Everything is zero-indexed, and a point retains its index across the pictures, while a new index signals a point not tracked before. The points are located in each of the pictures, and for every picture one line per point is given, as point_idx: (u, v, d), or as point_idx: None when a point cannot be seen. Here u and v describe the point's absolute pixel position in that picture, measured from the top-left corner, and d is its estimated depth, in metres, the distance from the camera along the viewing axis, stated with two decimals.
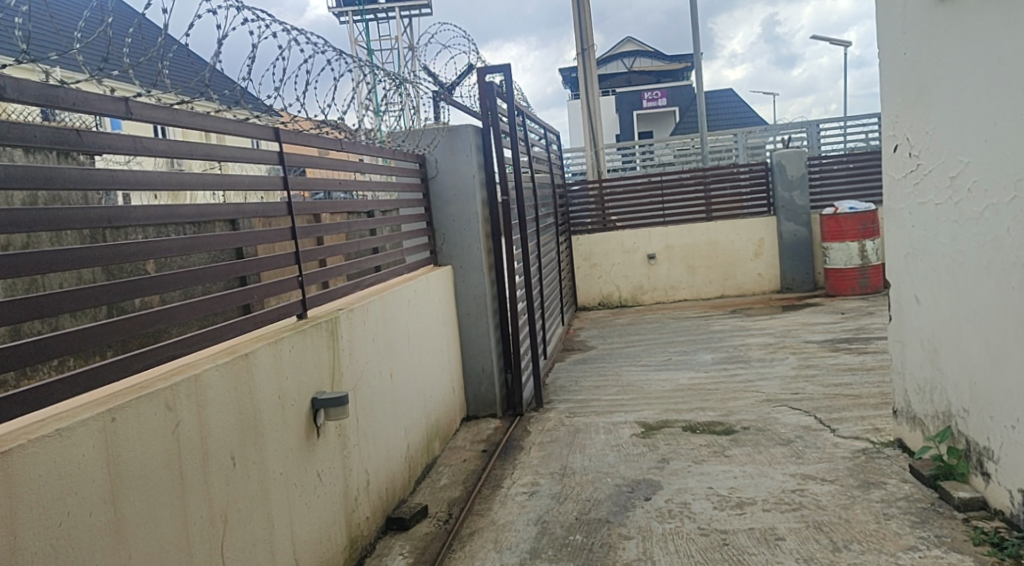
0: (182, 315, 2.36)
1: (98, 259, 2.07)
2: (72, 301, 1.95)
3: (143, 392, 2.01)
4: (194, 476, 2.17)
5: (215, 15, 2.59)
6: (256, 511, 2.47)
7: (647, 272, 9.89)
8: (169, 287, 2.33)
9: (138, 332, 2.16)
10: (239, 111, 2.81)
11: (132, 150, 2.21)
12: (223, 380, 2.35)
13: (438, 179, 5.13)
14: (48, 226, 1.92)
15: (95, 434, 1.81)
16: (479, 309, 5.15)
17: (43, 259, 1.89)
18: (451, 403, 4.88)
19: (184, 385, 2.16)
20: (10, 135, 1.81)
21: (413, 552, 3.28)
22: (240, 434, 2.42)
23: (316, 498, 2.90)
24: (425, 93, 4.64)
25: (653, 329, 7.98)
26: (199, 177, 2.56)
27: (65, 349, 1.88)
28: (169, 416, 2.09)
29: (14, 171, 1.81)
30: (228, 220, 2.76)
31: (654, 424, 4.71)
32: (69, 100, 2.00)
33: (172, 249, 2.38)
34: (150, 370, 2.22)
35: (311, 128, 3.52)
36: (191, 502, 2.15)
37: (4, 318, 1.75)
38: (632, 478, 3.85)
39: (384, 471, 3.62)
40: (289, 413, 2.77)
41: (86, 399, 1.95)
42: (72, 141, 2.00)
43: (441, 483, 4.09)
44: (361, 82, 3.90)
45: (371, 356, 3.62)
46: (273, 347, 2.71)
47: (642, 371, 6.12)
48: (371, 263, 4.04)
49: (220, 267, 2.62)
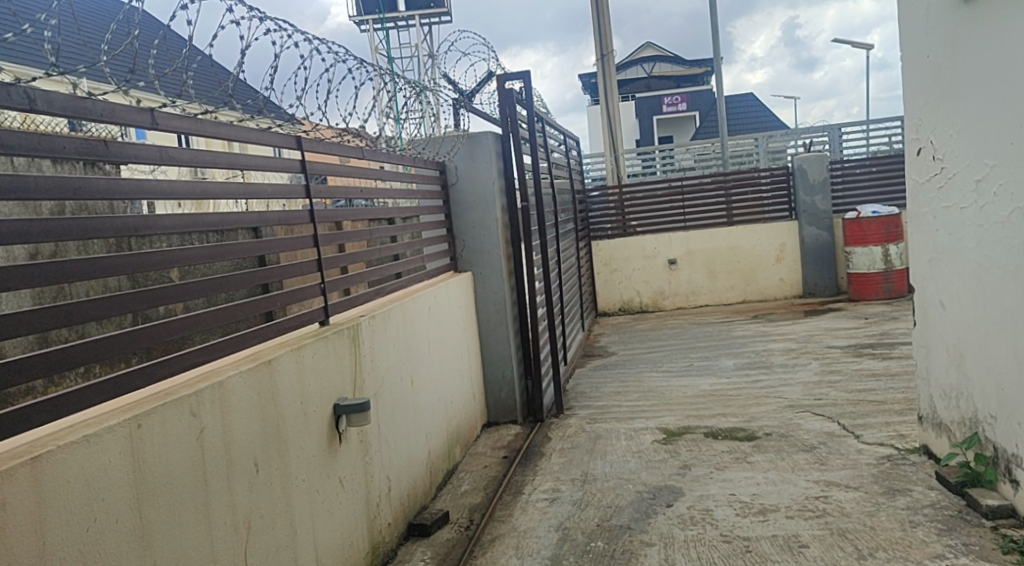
0: (206, 323, 2.39)
1: (125, 266, 2.10)
2: (98, 308, 1.98)
3: (169, 399, 2.03)
4: (218, 483, 2.19)
5: (237, 26, 2.63)
6: (279, 517, 2.49)
7: (668, 277, 9.86)
8: (194, 294, 2.36)
9: (162, 340, 2.18)
10: (262, 120, 2.84)
11: (158, 160, 2.23)
12: (246, 387, 2.38)
13: (458, 186, 5.15)
14: (77, 235, 1.96)
15: (121, 441, 1.83)
16: (499, 316, 5.16)
17: (70, 268, 1.92)
18: (472, 409, 4.88)
19: (208, 392, 2.18)
20: (40, 148, 1.84)
21: (434, 558, 3.29)
22: (263, 441, 2.45)
23: (338, 503, 2.92)
24: (445, 100, 4.68)
25: (674, 335, 7.94)
26: (222, 186, 2.58)
27: (91, 357, 1.91)
28: (193, 421, 2.11)
29: (45, 182, 1.85)
30: (251, 228, 2.79)
31: (676, 430, 4.69)
32: (97, 111, 2.03)
33: (196, 257, 2.41)
34: (175, 377, 2.25)
35: (333, 137, 3.53)
36: (214, 508, 2.16)
37: (34, 325, 1.78)
38: (654, 485, 3.83)
39: (406, 477, 3.63)
40: (312, 420, 2.79)
41: (112, 407, 1.97)
42: (99, 152, 2.02)
43: (462, 490, 4.09)
44: (382, 90, 3.93)
45: (392, 362, 3.64)
46: (296, 354, 2.73)
47: (663, 377, 6.09)
48: (392, 269, 4.06)
49: (243, 274, 2.65)
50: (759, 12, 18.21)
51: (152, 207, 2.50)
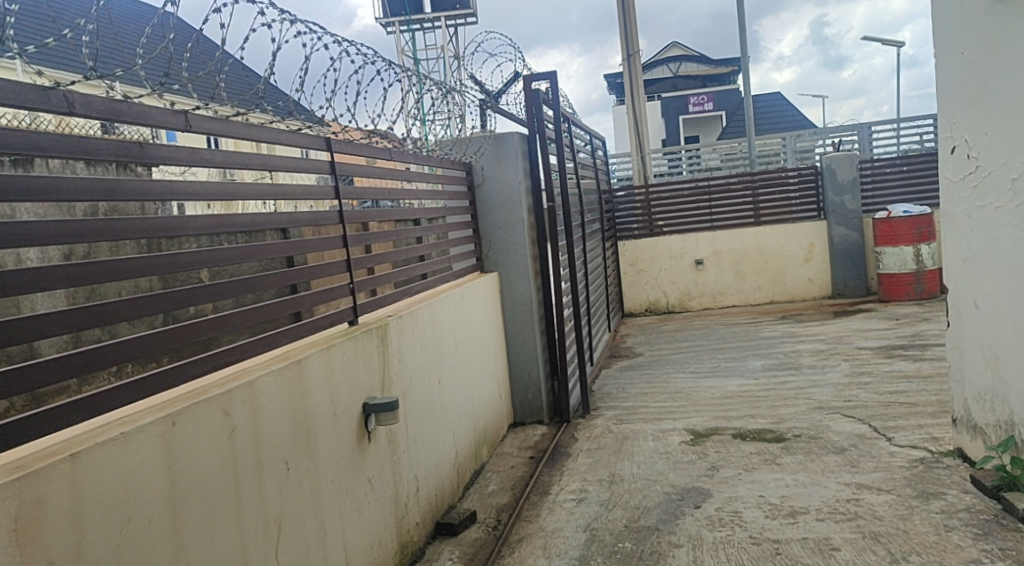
0: (236, 323, 2.42)
1: (156, 267, 2.13)
2: (130, 309, 2.01)
3: (201, 398, 2.06)
4: (249, 482, 2.21)
5: (270, 29, 2.66)
6: (308, 516, 2.51)
7: (694, 277, 9.80)
8: (223, 295, 2.39)
9: (193, 339, 2.21)
10: (292, 122, 2.87)
11: (191, 161, 2.27)
12: (277, 387, 2.40)
13: (485, 186, 5.16)
14: (111, 236, 1.99)
15: (155, 440, 1.86)
16: (525, 316, 5.16)
17: (103, 269, 1.95)
18: (498, 409, 4.89)
19: (239, 391, 2.21)
20: (75, 151, 1.87)
21: (462, 558, 3.29)
22: (293, 440, 2.47)
23: (366, 503, 2.94)
24: (471, 101, 4.69)
25: (701, 335, 7.90)
26: (252, 187, 2.61)
27: (123, 356, 1.94)
28: (225, 421, 2.14)
29: (81, 184, 1.88)
30: (279, 230, 2.83)
31: (704, 431, 4.66)
32: (132, 113, 2.06)
33: (226, 257, 2.44)
34: (207, 376, 2.28)
35: (361, 138, 3.55)
36: (245, 507, 2.19)
37: (68, 325, 1.81)
38: (682, 486, 3.81)
39: (433, 477, 3.64)
40: (341, 420, 2.81)
41: (146, 405, 2.00)
42: (134, 154, 2.05)
43: (489, 490, 4.09)
44: (410, 91, 3.95)
45: (419, 362, 3.65)
46: (325, 354, 2.75)
47: (691, 378, 6.06)
48: (418, 270, 4.08)
49: (272, 275, 2.68)
50: (787, 10, 18.05)
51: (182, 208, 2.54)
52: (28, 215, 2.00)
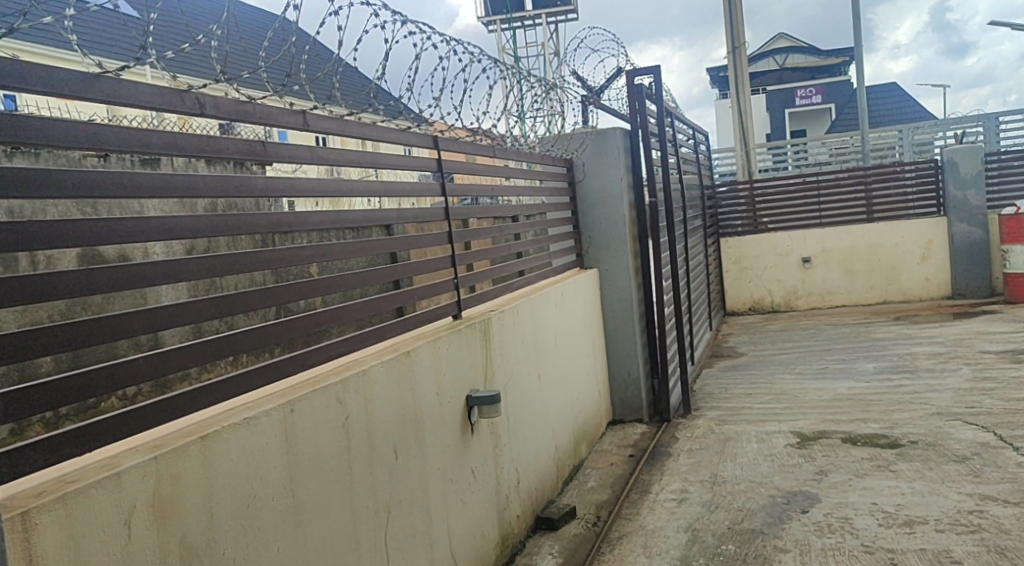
0: (344, 316, 2.51)
1: (272, 261, 2.24)
2: (249, 300, 2.12)
3: (318, 385, 2.15)
4: (361, 468, 2.29)
5: (383, 30, 2.75)
6: (416, 503, 2.58)
7: (801, 276, 9.49)
8: (333, 289, 2.48)
9: (306, 331, 2.31)
10: (402, 121, 2.96)
11: (308, 159, 2.38)
12: (387, 376, 2.48)
13: (585, 182, 5.15)
14: (231, 231, 2.11)
15: (277, 423, 1.95)
16: (625, 313, 5.13)
17: (226, 262, 2.07)
18: (598, 406, 4.88)
19: (353, 379, 2.29)
20: (209, 149, 1.96)
21: (562, 552, 3.31)
22: (402, 429, 2.54)
23: (470, 493, 2.99)
24: (573, 97, 4.70)
25: (808, 336, 7.64)
26: (360, 184, 2.70)
27: (243, 346, 2.05)
28: (340, 408, 2.22)
29: (208, 181, 2.01)
30: (386, 226, 2.92)
31: (811, 434, 4.51)
32: (257, 114, 2.17)
33: (334, 254, 2.53)
34: (321, 366, 2.37)
35: (466, 136, 3.62)
36: (358, 491, 2.27)
37: (197, 314, 1.94)
38: (789, 490, 3.71)
39: (534, 470, 3.67)
40: (446, 410, 2.87)
41: (267, 392, 2.10)
42: (259, 152, 2.16)
43: (588, 486, 4.09)
44: (514, 88, 3.99)
45: (520, 357, 3.69)
46: (431, 345, 2.82)
47: (798, 380, 5.87)
48: (518, 266, 4.12)
49: (377, 270, 2.76)
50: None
51: (292, 204, 2.64)
52: (153, 213, 2.12)
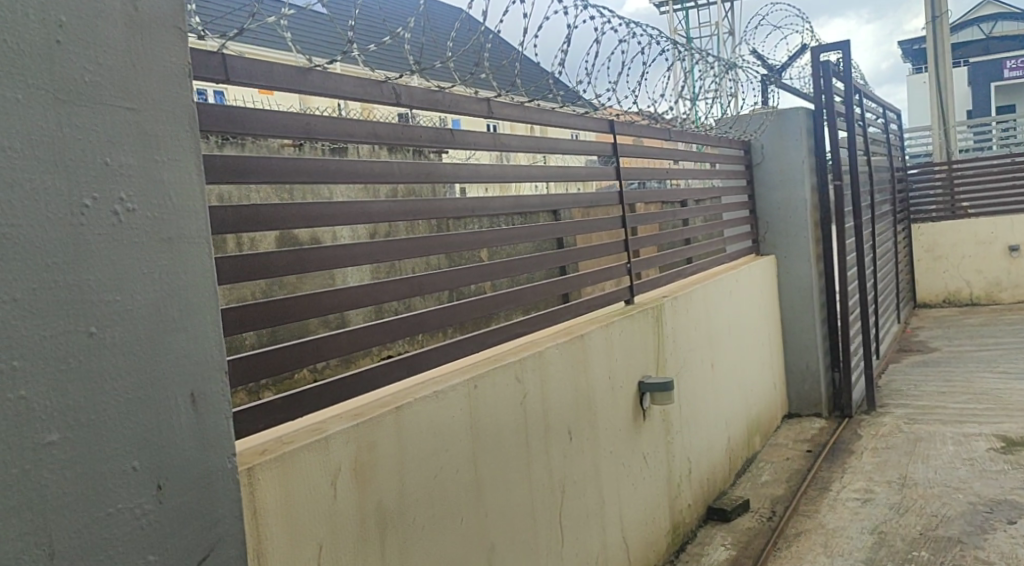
0: (515, 300, 2.58)
1: (450, 246, 2.34)
2: (428, 283, 2.23)
3: (498, 364, 2.22)
4: (538, 446, 2.35)
5: (566, 16, 2.78)
6: (589, 485, 2.61)
7: (1007, 267, 8.63)
8: (503, 273, 2.55)
9: (481, 312, 2.39)
10: (577, 106, 3.02)
11: (491, 145, 2.47)
12: (563, 358, 2.51)
13: (764, 165, 4.96)
14: (414, 216, 2.23)
15: (462, 398, 2.04)
16: (805, 302, 4.90)
17: (407, 246, 2.17)
18: (773, 398, 4.70)
19: (531, 360, 2.34)
20: (404, 137, 2.08)
21: (736, 545, 3.23)
22: (576, 411, 2.58)
23: (642, 478, 2.98)
24: (753, 77, 4.54)
25: (1014, 332, 6.96)
26: (533, 169, 2.76)
27: (425, 325, 2.16)
28: (518, 387, 2.28)
29: (400, 168, 2.14)
30: (549, 211, 2.89)
31: (1018, 439, 4.12)
32: (446, 102, 2.27)
33: (501, 238, 2.58)
34: (499, 346, 2.44)
35: (642, 119, 3.60)
36: (535, 469, 2.32)
37: (388, 294, 2.08)
38: (991, 498, 3.41)
39: (705, 460, 3.60)
40: (619, 395, 2.88)
41: (450, 368, 2.20)
42: (448, 140, 2.26)
43: (763, 479, 3.96)
44: (693, 70, 3.91)
45: (693, 344, 3.62)
46: (605, 329, 2.83)
47: (1003, 379, 5.37)
48: (689, 252, 4.05)
49: (541, 256, 2.78)
50: None
51: (466, 192, 2.72)
52: (343, 198, 2.25)
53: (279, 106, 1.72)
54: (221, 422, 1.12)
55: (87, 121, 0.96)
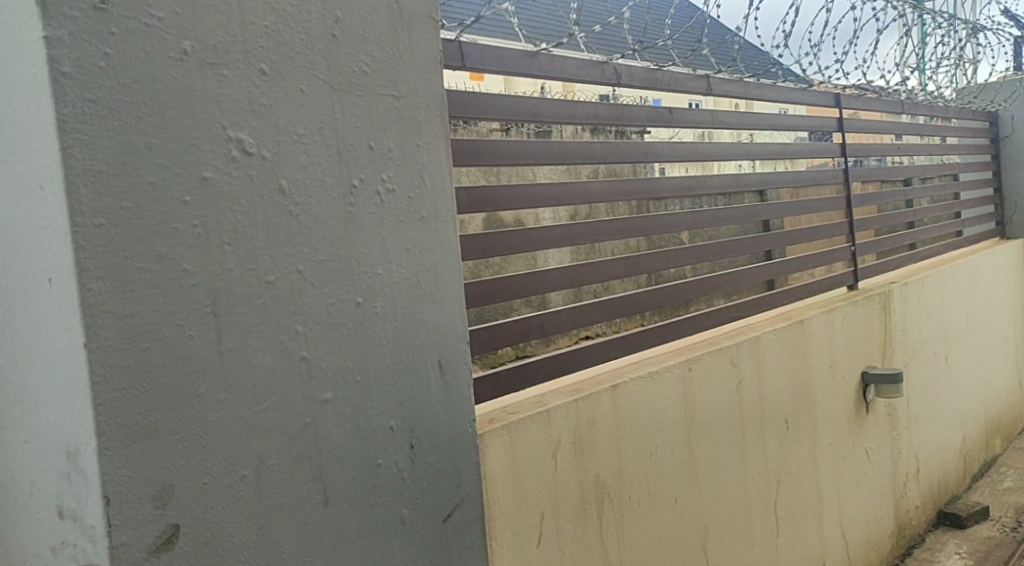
0: (725, 282, 2.52)
1: (657, 227, 2.33)
2: (637, 265, 2.24)
3: (714, 347, 2.18)
4: (754, 433, 2.29)
5: None
6: (807, 477, 2.50)
7: None
8: (710, 256, 2.50)
9: (688, 295, 2.37)
10: (798, 80, 2.88)
11: (709, 123, 2.42)
12: (781, 344, 2.42)
13: (1014, 138, 4.44)
14: (622, 196, 2.24)
15: (677, 381, 2.02)
16: None
17: (614, 227, 2.20)
18: (1017, 397, 4.24)
19: (747, 345, 2.28)
20: (622, 117, 2.09)
21: (972, 554, 2.96)
22: (794, 400, 2.47)
23: (864, 475, 2.81)
24: (1005, 40, 4.08)
25: None
26: (744, 148, 2.68)
27: (632, 307, 2.17)
28: (734, 372, 2.23)
29: (609, 148, 2.16)
30: (756, 191, 2.81)
31: None
32: (664, 81, 2.25)
33: (710, 219, 2.53)
34: (712, 330, 2.40)
35: (873, 92, 3.37)
36: (750, 456, 2.27)
37: (598, 275, 2.12)
38: None
39: (936, 460, 3.33)
40: (841, 385, 2.72)
41: (663, 350, 2.19)
42: (665, 119, 2.25)
43: (1005, 486, 3.59)
44: (936, 36, 3.58)
45: (925, 334, 3.34)
46: (828, 316, 2.68)
47: None
48: (918, 235, 3.74)
49: (750, 239, 2.70)
50: None
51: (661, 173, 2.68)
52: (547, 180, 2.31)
53: (489, 90, 1.84)
54: (463, 390, 1.24)
55: (363, 111, 1.07)
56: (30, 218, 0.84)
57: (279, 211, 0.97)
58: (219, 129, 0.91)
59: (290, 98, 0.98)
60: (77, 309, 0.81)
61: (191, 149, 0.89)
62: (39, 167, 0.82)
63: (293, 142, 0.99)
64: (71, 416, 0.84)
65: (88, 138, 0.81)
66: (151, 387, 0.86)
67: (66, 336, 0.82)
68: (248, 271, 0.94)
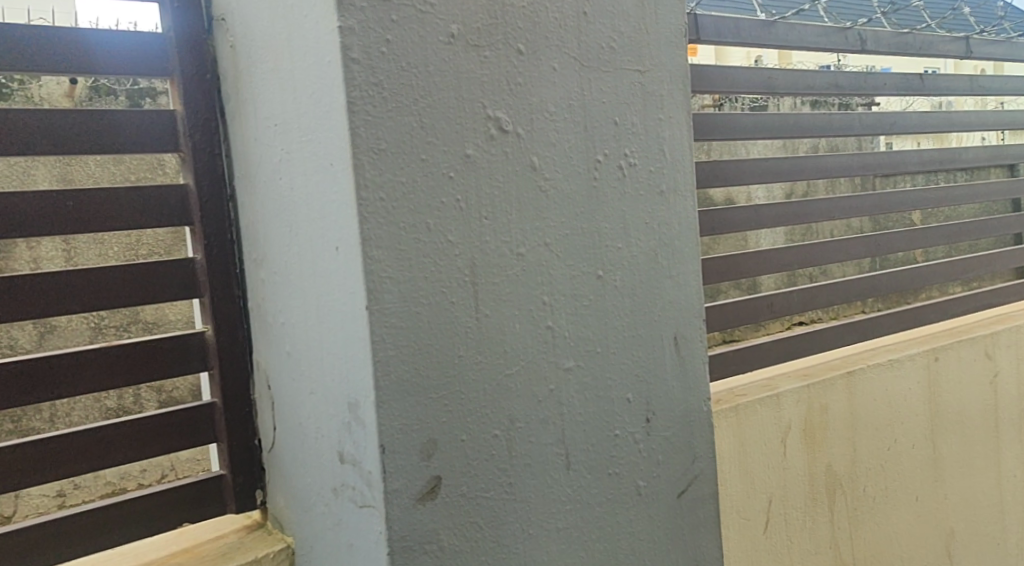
0: (969, 266, 2.31)
1: (894, 206, 2.17)
2: (871, 247, 2.11)
3: (965, 335, 1.99)
4: (1009, 432, 2.07)
5: None
6: None
7: None
8: (953, 237, 2.30)
9: (927, 280, 2.20)
10: None
11: (965, 89, 2.19)
12: None
13: None
14: (860, 170, 2.10)
15: (921, 370, 1.87)
16: None
17: (848, 205, 2.07)
18: None
19: (1005, 334, 2.06)
20: (866, 86, 1.95)
21: None
22: None
23: None
24: None
25: None
26: (996, 116, 2.42)
27: (864, 291, 2.05)
28: (989, 364, 2.02)
29: (843, 119, 2.04)
30: (1010, 165, 2.53)
31: None
32: (917, 44, 2.06)
33: (957, 197, 2.32)
34: (961, 318, 2.19)
35: None
36: (1003, 456, 2.06)
37: (828, 256, 2.02)
38: None
39: None
40: None
41: (904, 337, 2.04)
42: (915, 86, 2.07)
43: None
44: None
45: None
46: None
47: None
48: None
49: (1006, 218, 2.44)
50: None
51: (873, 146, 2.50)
52: (763, 155, 2.24)
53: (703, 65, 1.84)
54: (701, 367, 1.24)
55: (610, 87, 1.10)
56: (324, 193, 0.97)
57: (530, 185, 1.05)
58: (480, 109, 0.99)
59: (543, 77, 1.04)
60: (361, 277, 0.95)
61: (457, 128, 0.98)
62: (332, 147, 0.94)
63: (545, 119, 1.05)
64: (353, 370, 0.98)
65: (372, 117, 0.92)
66: (418, 347, 0.98)
67: (353, 297, 0.96)
68: (502, 242, 1.03)
